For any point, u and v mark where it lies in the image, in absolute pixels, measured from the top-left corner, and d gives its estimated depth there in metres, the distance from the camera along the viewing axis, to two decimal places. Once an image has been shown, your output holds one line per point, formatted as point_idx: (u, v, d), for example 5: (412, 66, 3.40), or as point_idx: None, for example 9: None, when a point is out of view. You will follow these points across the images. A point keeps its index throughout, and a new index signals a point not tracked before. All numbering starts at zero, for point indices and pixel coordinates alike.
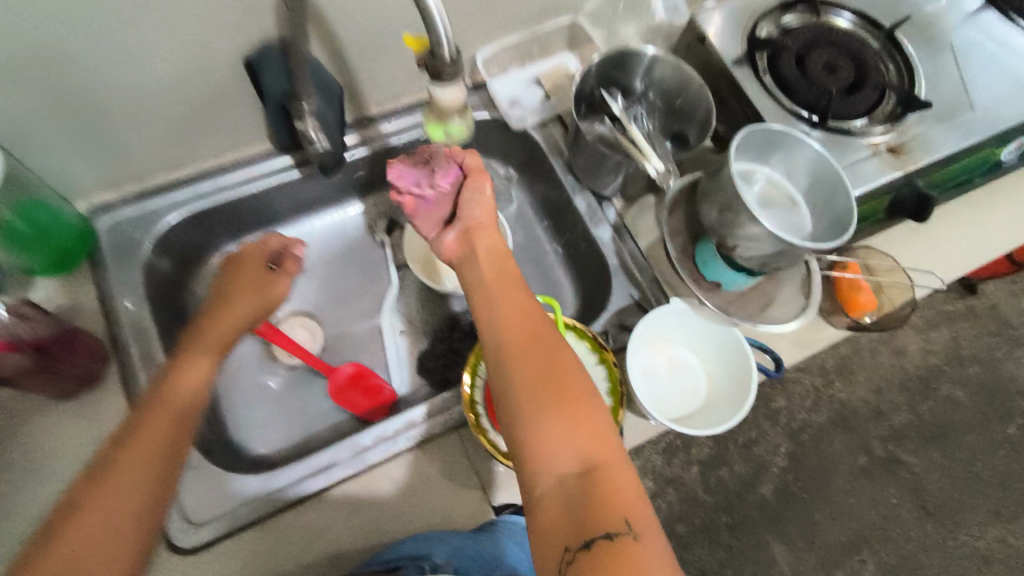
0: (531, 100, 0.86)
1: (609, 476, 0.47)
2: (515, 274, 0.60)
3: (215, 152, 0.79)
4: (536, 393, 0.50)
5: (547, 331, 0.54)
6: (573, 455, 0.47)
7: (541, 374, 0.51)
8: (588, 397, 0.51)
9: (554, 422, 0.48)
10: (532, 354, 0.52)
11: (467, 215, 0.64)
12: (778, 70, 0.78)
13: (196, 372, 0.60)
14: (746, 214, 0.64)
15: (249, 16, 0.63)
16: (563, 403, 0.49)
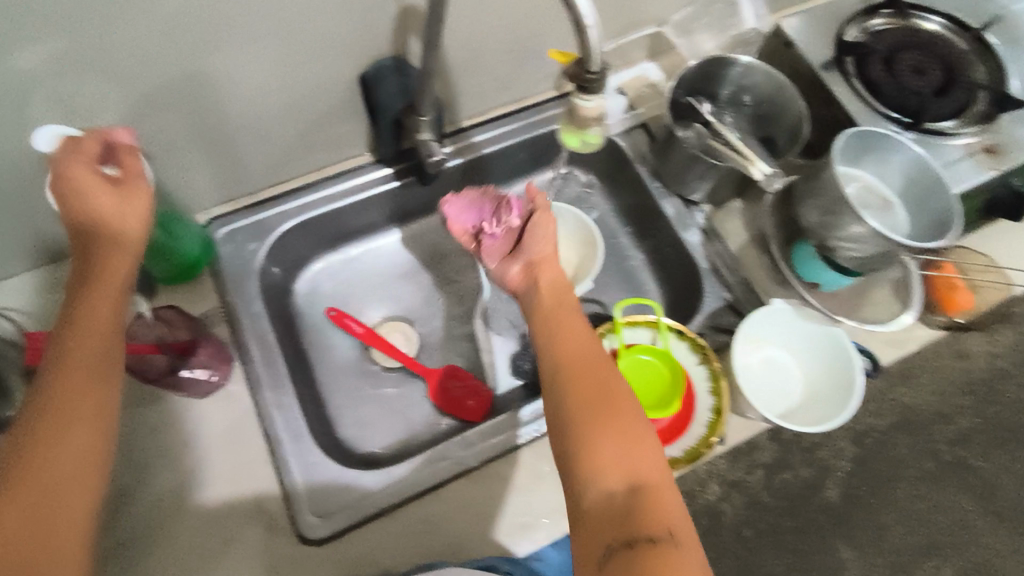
0: (617, 106, 0.87)
1: (659, 492, 0.49)
2: (569, 300, 0.64)
3: (320, 164, 0.83)
4: (591, 414, 0.53)
5: (599, 358, 0.58)
6: (619, 473, 0.50)
7: (594, 398, 0.54)
8: (638, 422, 0.54)
9: (600, 440, 0.52)
10: (587, 378, 0.56)
11: (534, 250, 0.70)
12: (867, 74, 0.79)
13: (91, 327, 0.53)
14: (852, 216, 0.65)
15: (370, 33, 0.67)
16: (613, 422, 0.53)
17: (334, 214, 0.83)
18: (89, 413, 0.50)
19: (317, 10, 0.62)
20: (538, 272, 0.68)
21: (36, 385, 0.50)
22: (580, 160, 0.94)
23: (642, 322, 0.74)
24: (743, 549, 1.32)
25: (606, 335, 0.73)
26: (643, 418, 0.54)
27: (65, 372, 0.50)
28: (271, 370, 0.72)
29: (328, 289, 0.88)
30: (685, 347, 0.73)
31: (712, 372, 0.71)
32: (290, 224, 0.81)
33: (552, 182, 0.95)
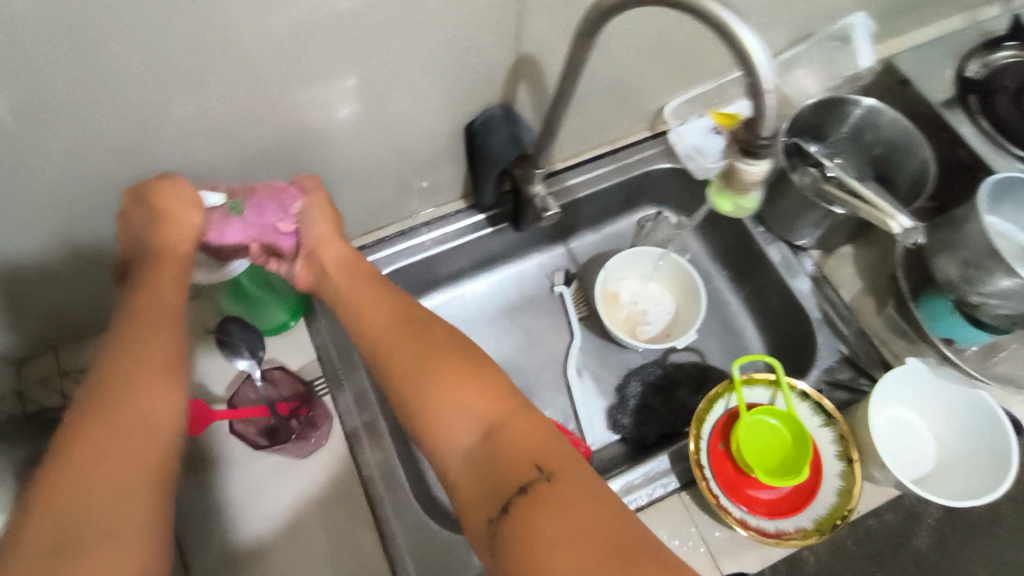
0: (714, 149, 0.85)
1: (513, 426, 0.45)
2: (350, 273, 0.60)
3: (413, 210, 0.81)
4: (411, 373, 0.49)
5: (398, 311, 0.54)
6: (470, 419, 0.45)
7: (420, 358, 0.49)
8: (466, 359, 0.49)
9: (444, 391, 0.47)
10: (405, 340, 0.51)
11: (313, 232, 0.62)
12: (997, 112, 0.73)
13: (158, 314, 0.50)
14: (1002, 270, 0.60)
15: (483, 83, 0.65)
16: (449, 365, 0.48)
17: (426, 262, 0.81)
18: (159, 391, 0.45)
19: (436, 61, 0.60)
20: (321, 262, 0.62)
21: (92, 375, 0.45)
22: (672, 202, 0.90)
23: (761, 380, 0.70)
24: None
25: (724, 394, 0.69)
26: (492, 364, 0.49)
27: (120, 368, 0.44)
28: (371, 428, 0.69)
29: None
30: (808, 408, 0.68)
31: (840, 435, 0.66)
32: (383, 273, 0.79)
33: (640, 224, 0.90)
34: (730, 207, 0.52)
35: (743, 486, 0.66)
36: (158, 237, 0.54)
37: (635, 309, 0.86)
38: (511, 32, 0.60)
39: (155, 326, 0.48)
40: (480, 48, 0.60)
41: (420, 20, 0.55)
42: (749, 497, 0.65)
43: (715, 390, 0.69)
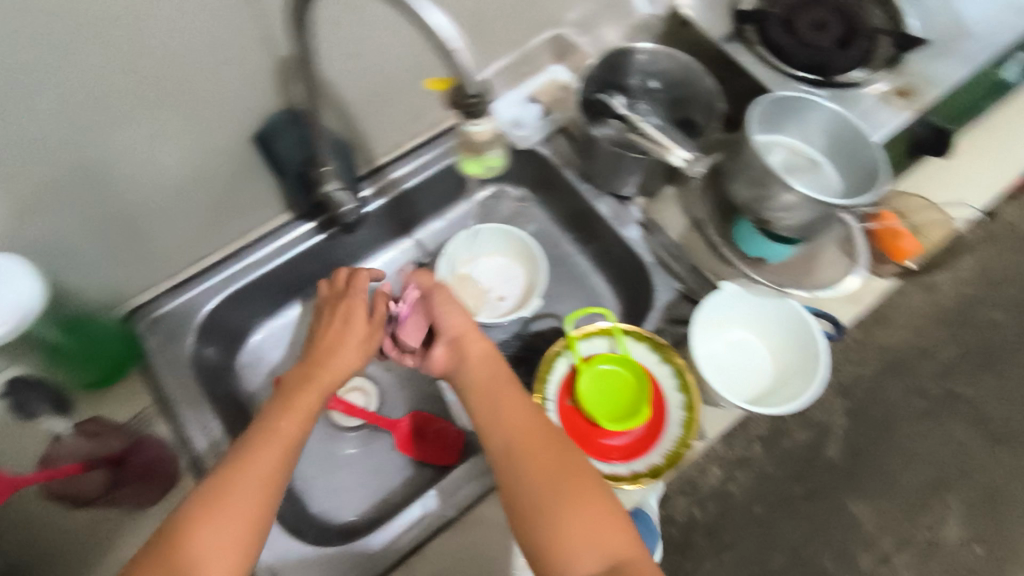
0: (531, 116, 0.87)
1: (637, 566, 0.52)
2: (493, 369, 0.63)
3: (239, 233, 0.80)
4: (545, 500, 0.53)
5: (541, 425, 0.58)
6: (596, 551, 0.52)
7: (550, 451, 0.56)
8: (588, 475, 0.55)
9: (572, 478, 0.55)
10: (545, 454, 0.56)
11: (450, 325, 0.66)
12: (771, 39, 0.78)
13: (258, 471, 0.52)
14: (780, 185, 0.64)
15: (256, 92, 0.64)
16: (580, 489, 0.54)
17: (260, 280, 0.80)
18: (223, 541, 0.49)
19: (190, 79, 0.58)
20: (461, 349, 0.64)
21: (181, 513, 0.50)
22: (508, 177, 0.92)
23: (595, 331, 0.71)
24: (758, 526, 1.30)
25: (563, 352, 0.70)
26: (589, 465, 0.57)
27: (183, 527, 0.49)
28: (221, 460, 0.68)
29: (273, 360, 0.84)
30: (644, 347, 0.70)
31: (677, 368, 0.68)
32: (218, 300, 0.77)
33: (484, 203, 0.94)
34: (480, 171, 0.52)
35: (594, 436, 0.66)
36: (322, 388, 0.60)
37: (488, 286, 0.87)
38: (264, 36, 0.59)
39: (257, 489, 0.52)
40: (237, 57, 0.60)
41: (154, 40, 0.53)
42: (602, 446, 0.66)
43: (553, 349, 0.70)
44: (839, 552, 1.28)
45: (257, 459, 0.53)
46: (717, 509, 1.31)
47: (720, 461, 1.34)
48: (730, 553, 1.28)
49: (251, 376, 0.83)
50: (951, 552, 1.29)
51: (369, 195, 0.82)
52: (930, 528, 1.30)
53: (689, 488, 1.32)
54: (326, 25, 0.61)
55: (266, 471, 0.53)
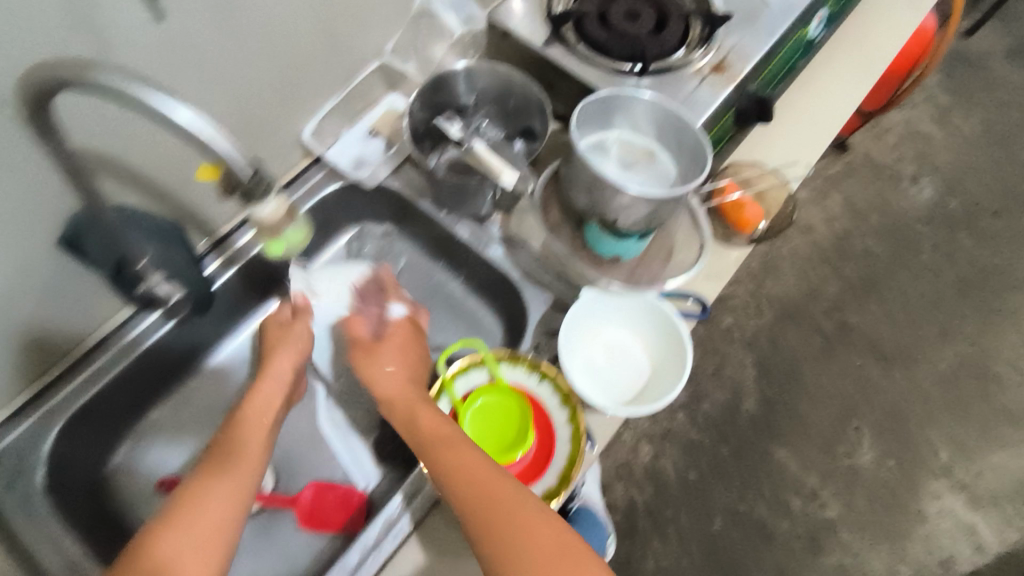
0: (375, 154, 0.84)
1: None
2: (452, 425, 0.61)
3: (74, 341, 0.72)
4: (507, 550, 0.52)
5: (494, 473, 0.56)
6: None
7: (515, 516, 0.53)
8: (545, 519, 0.54)
9: (533, 538, 0.52)
10: (502, 507, 0.54)
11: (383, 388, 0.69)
12: (590, 36, 0.78)
13: (252, 425, 0.64)
14: (613, 187, 0.65)
15: (44, 195, 0.58)
16: (540, 538, 0.52)
17: (115, 383, 0.73)
18: (238, 478, 0.58)
19: None
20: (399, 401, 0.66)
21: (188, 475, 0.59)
22: (366, 216, 0.89)
23: (471, 365, 0.70)
24: (695, 494, 1.33)
25: (441, 394, 0.69)
26: (543, 508, 0.54)
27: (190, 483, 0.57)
28: None
29: (148, 462, 0.78)
30: (522, 370, 0.69)
31: (556, 385, 0.68)
32: (66, 419, 0.70)
33: (349, 246, 0.91)
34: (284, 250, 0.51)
35: None
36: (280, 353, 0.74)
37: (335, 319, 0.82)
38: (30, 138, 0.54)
39: (250, 443, 0.62)
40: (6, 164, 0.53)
41: None
42: None
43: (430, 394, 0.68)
44: (772, 498, 1.34)
45: (251, 413, 0.66)
46: (653, 487, 1.34)
47: (649, 438, 1.38)
48: (674, 526, 1.31)
49: (126, 486, 0.76)
50: (870, 473, 1.38)
51: (216, 269, 0.78)
52: (848, 455, 1.39)
53: (625, 473, 1.35)
54: (104, 113, 0.56)
55: (193, 518, 0.53)
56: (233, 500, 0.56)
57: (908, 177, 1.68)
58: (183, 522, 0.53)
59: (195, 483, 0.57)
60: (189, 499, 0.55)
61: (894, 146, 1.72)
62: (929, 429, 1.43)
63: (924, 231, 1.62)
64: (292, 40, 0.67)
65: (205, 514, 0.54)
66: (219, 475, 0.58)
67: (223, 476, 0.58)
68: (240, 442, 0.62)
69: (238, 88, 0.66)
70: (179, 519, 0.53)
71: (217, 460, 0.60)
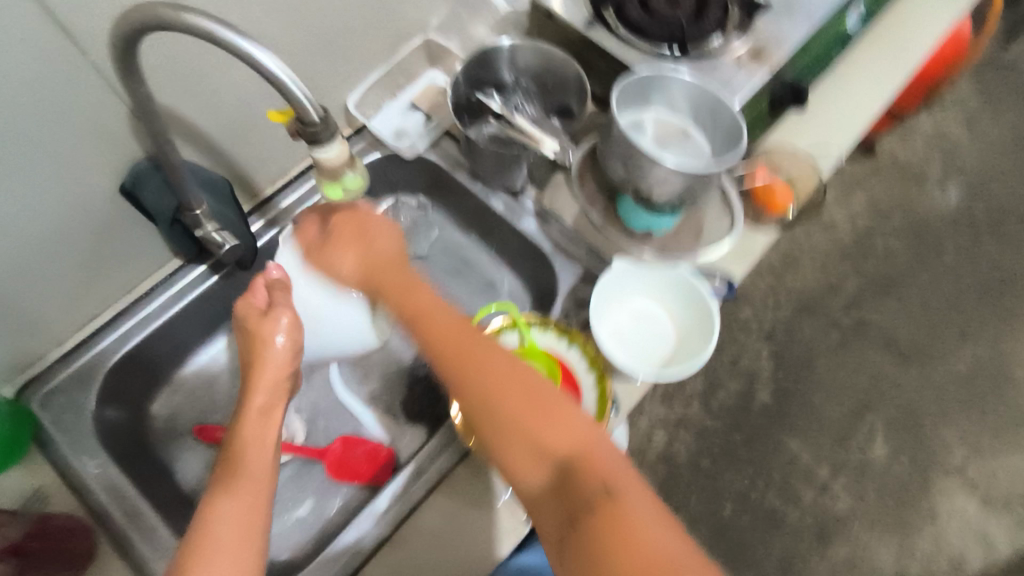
0: (415, 125, 0.87)
1: (593, 455, 0.49)
2: (456, 329, 0.58)
3: (127, 287, 0.77)
4: (516, 430, 0.52)
5: (509, 367, 0.55)
6: (541, 457, 0.51)
7: (525, 407, 0.53)
8: (547, 394, 0.53)
9: (548, 430, 0.51)
10: (512, 392, 0.54)
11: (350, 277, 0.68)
12: (630, 19, 0.80)
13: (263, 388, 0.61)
14: (649, 160, 0.67)
15: (111, 143, 0.62)
16: (539, 411, 0.52)
17: (163, 330, 0.78)
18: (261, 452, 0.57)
19: (33, 141, 0.56)
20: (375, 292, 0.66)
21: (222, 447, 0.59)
22: (403, 186, 0.92)
23: (503, 328, 0.73)
24: (705, 479, 1.35)
25: None
26: (549, 390, 0.54)
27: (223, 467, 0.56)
28: (141, 521, 0.66)
29: (187, 409, 0.82)
30: (552, 336, 0.73)
31: (584, 349, 0.71)
32: (117, 360, 0.74)
33: (384, 216, 0.93)
34: (342, 193, 0.55)
35: None
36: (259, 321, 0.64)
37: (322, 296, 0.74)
38: (105, 87, 0.57)
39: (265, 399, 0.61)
40: (81, 111, 0.57)
41: None
42: None
43: None
44: (781, 488, 1.36)
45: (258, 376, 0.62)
46: (665, 470, 1.36)
47: (662, 424, 1.40)
48: (683, 509, 1.33)
49: (166, 431, 0.80)
50: (881, 468, 1.39)
51: (260, 227, 0.81)
52: (860, 450, 1.40)
53: (637, 455, 1.38)
54: (172, 67, 0.59)
55: (229, 516, 0.51)
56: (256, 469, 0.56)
57: (934, 179, 1.68)
58: (219, 519, 0.51)
59: (215, 491, 0.53)
60: (215, 508, 0.52)
61: (921, 147, 1.72)
62: (943, 429, 1.44)
63: (948, 234, 1.62)
64: (345, 8, 0.70)
65: (238, 512, 0.52)
66: (233, 485, 0.54)
67: (237, 481, 0.54)
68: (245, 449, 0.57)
69: (293, 51, 0.69)
70: (213, 518, 0.51)
71: (231, 467, 0.56)
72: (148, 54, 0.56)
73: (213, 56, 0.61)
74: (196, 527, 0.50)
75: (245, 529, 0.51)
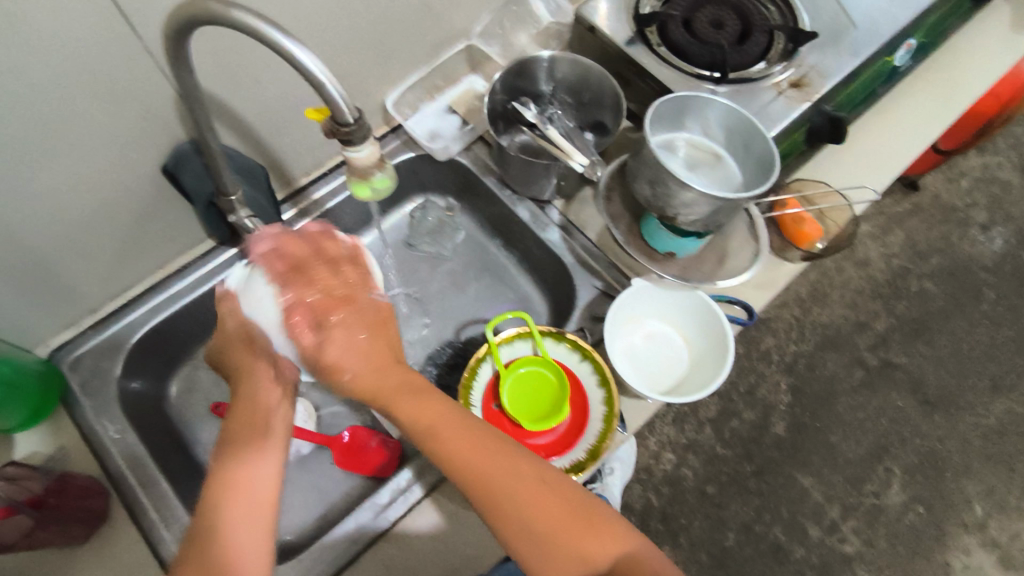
0: (450, 128, 0.88)
1: (636, 562, 0.52)
2: (461, 426, 0.54)
3: (160, 262, 0.80)
4: (547, 529, 0.51)
5: (548, 481, 0.53)
6: (584, 563, 0.51)
7: (572, 521, 0.52)
8: (589, 503, 0.53)
9: (597, 540, 0.52)
10: (551, 504, 0.52)
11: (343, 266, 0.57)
12: (672, 39, 0.80)
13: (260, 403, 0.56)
14: (678, 183, 0.67)
15: (158, 124, 0.64)
16: (576, 514, 0.52)
17: (189, 309, 0.80)
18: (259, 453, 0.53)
19: (85, 117, 0.58)
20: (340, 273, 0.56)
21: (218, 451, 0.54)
22: (433, 187, 0.94)
23: (517, 336, 0.73)
24: (711, 506, 1.33)
25: (485, 359, 0.72)
26: (584, 495, 0.54)
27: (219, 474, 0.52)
28: (152, 490, 0.69)
29: (206, 385, 0.84)
30: (565, 348, 0.72)
31: (596, 363, 0.71)
32: (144, 332, 0.77)
33: (411, 215, 0.95)
34: (370, 192, 0.56)
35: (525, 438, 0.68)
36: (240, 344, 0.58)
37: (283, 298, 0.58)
38: (157, 72, 0.60)
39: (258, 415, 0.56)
40: (133, 92, 0.60)
41: (37, 86, 0.53)
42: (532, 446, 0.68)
43: (476, 356, 0.72)
44: (789, 524, 1.33)
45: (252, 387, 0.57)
46: (670, 494, 1.35)
47: (672, 446, 1.39)
48: (686, 535, 1.31)
49: (184, 404, 0.83)
50: (895, 515, 1.35)
51: (291, 215, 0.83)
52: (874, 494, 1.36)
53: (644, 475, 1.37)
54: (221, 57, 0.61)
55: (243, 497, 0.51)
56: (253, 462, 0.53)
57: (977, 224, 1.63)
58: (238, 512, 0.50)
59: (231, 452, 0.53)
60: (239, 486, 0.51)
61: (967, 190, 1.67)
62: (964, 482, 1.39)
63: (988, 281, 1.57)
64: (391, 10, 0.72)
65: (261, 488, 0.52)
66: (249, 446, 0.54)
67: (253, 435, 0.54)
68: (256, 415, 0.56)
69: (337, 49, 0.71)
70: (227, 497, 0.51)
71: (243, 431, 0.55)
72: (200, 43, 0.58)
73: (262, 50, 0.63)
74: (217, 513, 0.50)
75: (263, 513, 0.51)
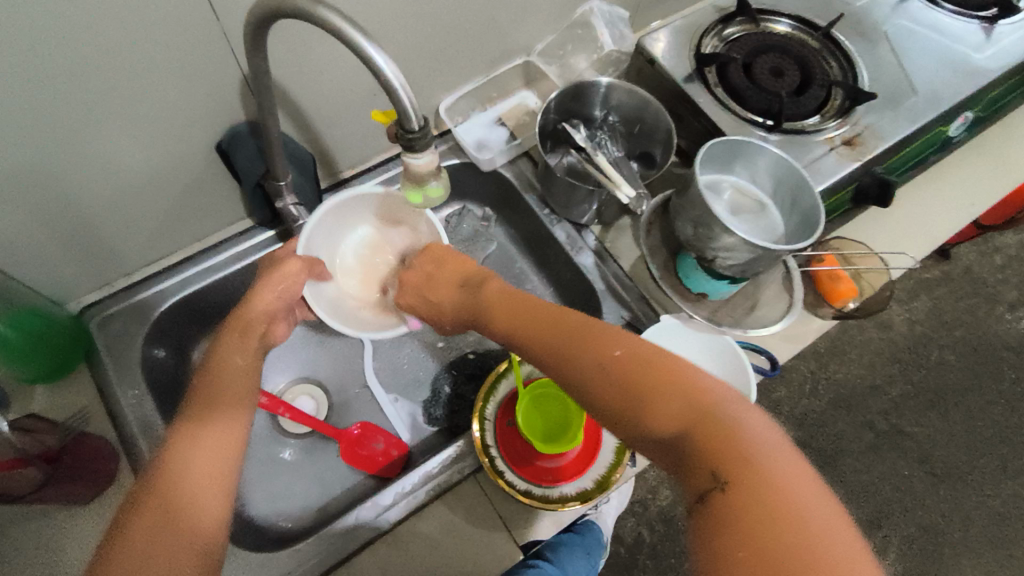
0: (497, 141, 0.89)
1: (712, 426, 0.44)
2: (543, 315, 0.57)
3: (198, 235, 0.81)
4: (612, 386, 0.48)
5: (603, 331, 0.52)
6: (665, 420, 0.46)
7: (638, 382, 0.47)
8: (668, 365, 0.48)
9: (655, 403, 0.46)
10: (610, 367, 0.49)
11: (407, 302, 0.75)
12: (730, 82, 0.80)
13: (231, 377, 0.57)
14: (721, 227, 0.67)
15: (220, 102, 0.66)
16: (618, 364, 0.49)
17: (219, 284, 0.81)
18: (212, 426, 0.52)
19: (152, 86, 0.60)
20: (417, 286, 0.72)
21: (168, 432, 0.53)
22: (472, 195, 0.94)
23: None
24: None
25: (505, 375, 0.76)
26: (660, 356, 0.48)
27: (155, 463, 0.49)
28: None
29: None
30: None
31: None
32: (174, 302, 0.78)
33: (447, 221, 0.96)
34: (422, 199, 0.57)
35: (534, 458, 0.71)
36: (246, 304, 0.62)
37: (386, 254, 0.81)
38: (226, 50, 0.61)
39: (229, 385, 0.56)
40: (202, 68, 0.61)
41: (111, 49, 0.54)
42: (539, 468, 0.70)
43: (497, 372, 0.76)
44: None
45: (223, 366, 0.58)
46: (663, 532, 1.35)
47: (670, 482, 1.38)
48: None
49: None
50: None
51: None
52: None
53: (639, 508, 1.37)
54: (291, 46, 0.62)
55: (200, 469, 0.49)
56: (216, 439, 0.51)
57: (1005, 302, 1.61)
58: (164, 490, 0.47)
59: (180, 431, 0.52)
60: (201, 467, 0.49)
61: (1000, 266, 1.65)
62: (962, 561, 1.37)
63: (1010, 360, 1.55)
64: (458, 18, 0.73)
65: (211, 473, 0.49)
66: (214, 415, 0.53)
67: (208, 411, 0.53)
68: (224, 380, 0.56)
69: (399, 48, 0.72)
70: (182, 465, 0.49)
71: (202, 405, 0.54)
72: (274, 31, 0.59)
73: (330, 44, 0.64)
74: (139, 510, 0.46)
75: (220, 488, 0.49)
